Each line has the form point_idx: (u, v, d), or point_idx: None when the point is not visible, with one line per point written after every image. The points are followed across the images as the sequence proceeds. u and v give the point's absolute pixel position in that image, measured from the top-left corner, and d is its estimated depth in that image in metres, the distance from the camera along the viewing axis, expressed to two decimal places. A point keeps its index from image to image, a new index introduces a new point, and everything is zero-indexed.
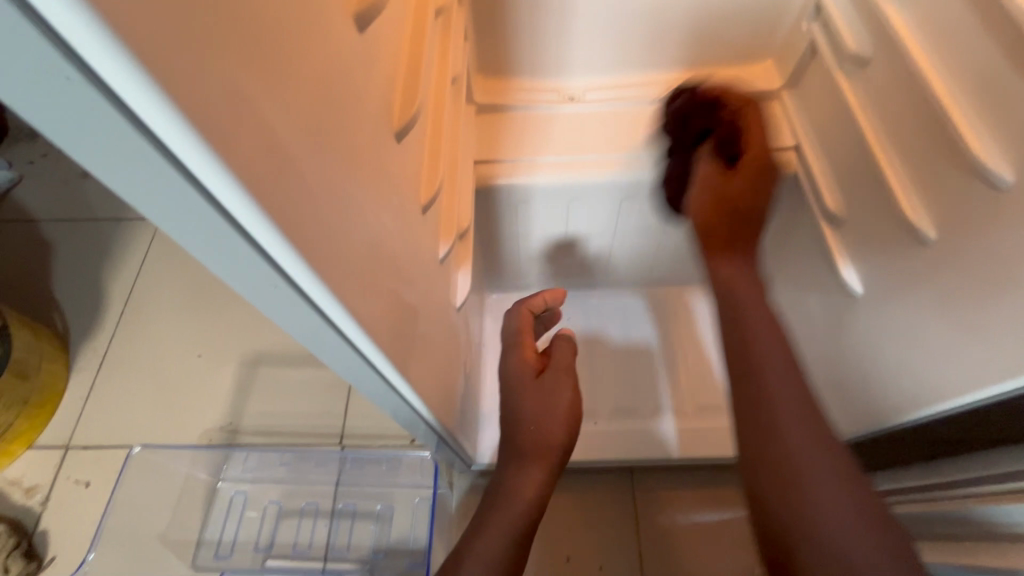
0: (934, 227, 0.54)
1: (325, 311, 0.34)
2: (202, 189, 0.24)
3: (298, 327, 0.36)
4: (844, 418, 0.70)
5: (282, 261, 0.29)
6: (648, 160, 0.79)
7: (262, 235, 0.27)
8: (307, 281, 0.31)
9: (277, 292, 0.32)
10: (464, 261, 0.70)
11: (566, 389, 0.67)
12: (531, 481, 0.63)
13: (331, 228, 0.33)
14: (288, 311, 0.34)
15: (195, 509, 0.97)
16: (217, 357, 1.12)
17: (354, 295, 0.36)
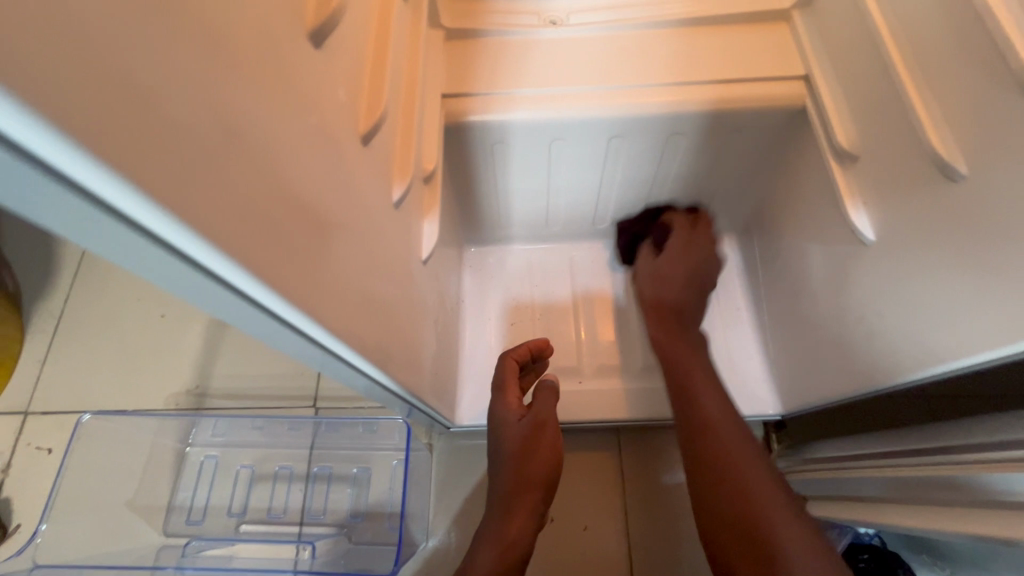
0: (966, 161, 0.47)
1: (219, 273, 0.26)
2: (43, 164, 0.17)
3: (200, 298, 0.27)
4: (847, 376, 0.65)
5: (130, 209, 0.20)
6: (639, 93, 0.70)
7: (88, 175, 0.18)
8: (224, 263, 0.25)
9: (150, 253, 0.23)
10: (432, 207, 0.63)
11: (546, 437, 0.67)
12: (517, 522, 0.65)
13: (221, 161, 0.24)
14: (174, 278, 0.25)
15: (164, 474, 0.93)
16: (181, 317, 1.06)
17: (265, 249, 0.28)
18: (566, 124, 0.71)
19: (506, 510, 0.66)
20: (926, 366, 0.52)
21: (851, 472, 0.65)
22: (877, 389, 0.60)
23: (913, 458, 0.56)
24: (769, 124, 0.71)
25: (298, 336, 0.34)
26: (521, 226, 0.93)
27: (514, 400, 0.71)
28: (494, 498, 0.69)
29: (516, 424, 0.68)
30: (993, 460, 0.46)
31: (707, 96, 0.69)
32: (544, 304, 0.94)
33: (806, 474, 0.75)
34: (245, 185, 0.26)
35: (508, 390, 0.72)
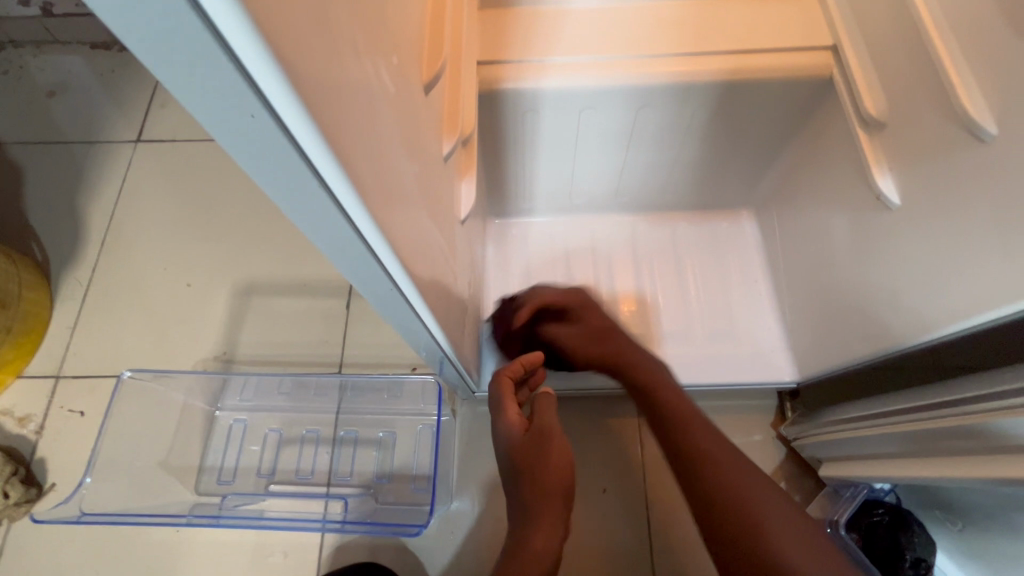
0: (995, 120, 0.49)
1: (325, 179, 0.29)
2: (224, 47, 0.21)
3: (291, 196, 0.30)
4: (866, 338, 0.68)
5: (269, 92, 0.23)
6: (669, 61, 0.71)
7: (246, 48, 0.21)
8: (330, 169, 0.28)
9: (265, 143, 0.26)
10: (469, 170, 0.64)
11: (555, 450, 0.68)
12: (541, 534, 0.68)
13: (328, 76, 0.26)
14: (281, 172, 0.28)
15: (195, 437, 0.95)
16: (208, 286, 1.08)
17: (358, 169, 0.30)
18: (597, 92, 0.73)
19: (529, 522, 0.69)
20: (951, 322, 0.54)
21: (859, 428, 0.68)
22: (894, 349, 0.63)
23: (915, 412, 0.59)
24: (795, 95, 0.73)
25: (368, 257, 0.37)
26: (544, 198, 0.95)
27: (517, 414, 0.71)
28: (515, 508, 0.72)
29: (521, 443, 0.69)
30: (992, 407, 0.49)
31: (737, 66, 0.70)
32: (565, 275, 0.96)
33: (816, 436, 0.78)
34: (345, 108, 0.28)
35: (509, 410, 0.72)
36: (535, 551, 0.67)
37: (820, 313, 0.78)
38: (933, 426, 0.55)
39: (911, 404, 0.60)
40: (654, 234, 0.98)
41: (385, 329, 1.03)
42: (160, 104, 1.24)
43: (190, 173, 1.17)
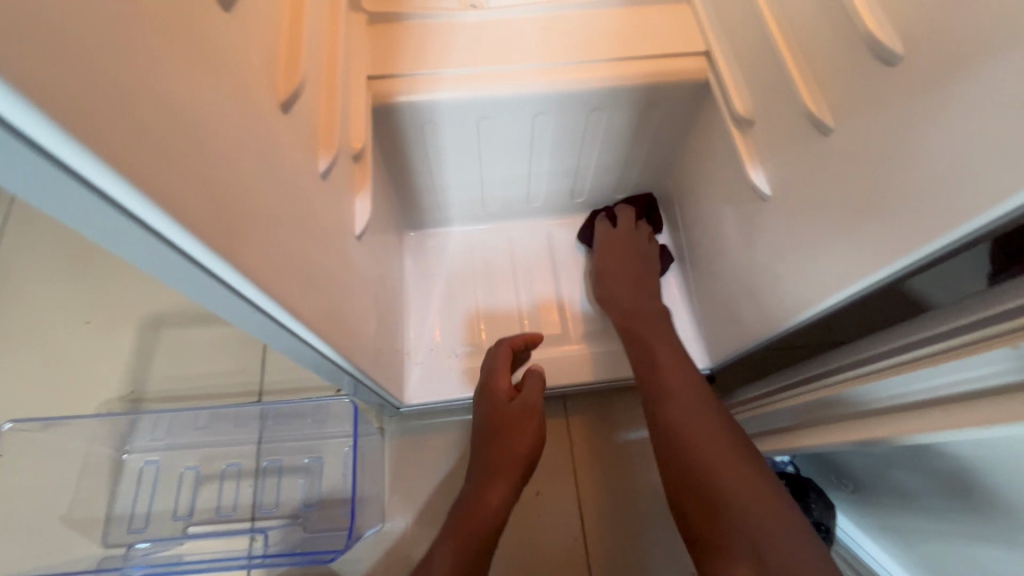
0: (832, 115, 0.54)
1: (160, 230, 0.28)
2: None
3: (119, 244, 0.28)
4: (757, 323, 0.72)
5: (63, 153, 0.22)
6: (558, 70, 0.74)
7: (0, 103, 0.19)
8: (162, 221, 0.27)
9: (65, 190, 0.24)
10: (363, 185, 0.64)
11: (530, 420, 0.76)
12: (499, 493, 0.72)
13: (139, 111, 0.26)
14: (109, 230, 0.27)
15: (100, 485, 0.88)
16: (109, 322, 1.01)
17: (188, 195, 0.29)
18: (492, 102, 0.74)
19: (490, 482, 0.73)
20: (819, 298, 0.58)
21: (794, 396, 0.66)
22: (822, 308, 0.59)
23: (847, 371, 0.57)
24: (679, 98, 0.77)
25: (238, 299, 0.36)
26: (458, 208, 0.95)
27: (505, 385, 0.79)
28: (475, 473, 0.75)
29: (511, 407, 0.77)
30: (924, 357, 0.46)
31: (621, 73, 0.74)
32: (486, 282, 0.97)
33: (759, 409, 0.74)
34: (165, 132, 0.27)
35: (503, 373, 0.79)
36: (487, 506, 0.71)
37: (721, 301, 0.83)
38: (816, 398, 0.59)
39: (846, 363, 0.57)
40: (570, 235, 1.00)
41: None
42: None
43: None
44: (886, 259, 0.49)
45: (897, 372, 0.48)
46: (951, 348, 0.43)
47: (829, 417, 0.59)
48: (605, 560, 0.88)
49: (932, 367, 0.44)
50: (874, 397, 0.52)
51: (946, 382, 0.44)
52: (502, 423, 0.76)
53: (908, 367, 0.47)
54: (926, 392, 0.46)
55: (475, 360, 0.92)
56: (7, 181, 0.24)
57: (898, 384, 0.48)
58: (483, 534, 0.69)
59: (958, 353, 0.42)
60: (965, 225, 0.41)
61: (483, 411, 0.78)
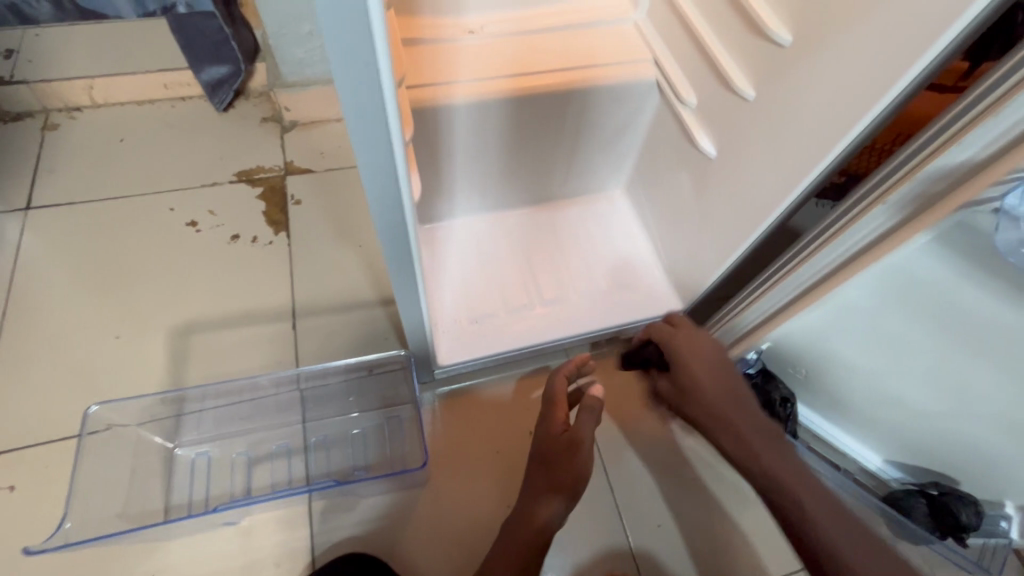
0: (752, 86, 0.76)
1: (393, 126, 0.46)
2: (371, 36, 0.38)
3: (359, 131, 0.46)
4: (718, 255, 0.94)
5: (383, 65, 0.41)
6: (545, 76, 0.95)
7: (378, 32, 0.38)
8: (395, 120, 0.46)
9: (364, 90, 0.42)
10: (413, 163, 0.78)
11: (566, 452, 0.84)
12: (545, 511, 0.84)
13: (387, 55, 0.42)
14: (366, 122, 0.45)
15: (154, 480, 0.94)
16: (138, 335, 1.08)
17: (399, 118, 0.46)
18: (492, 104, 0.94)
19: (540, 501, 0.85)
20: (764, 217, 0.80)
21: (761, 295, 0.81)
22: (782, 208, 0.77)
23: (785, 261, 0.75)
24: (635, 95, 1.00)
25: (396, 195, 0.54)
26: (461, 200, 1.12)
27: (557, 415, 0.89)
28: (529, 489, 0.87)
29: (557, 434, 0.86)
30: (835, 229, 0.65)
31: (554, 80, 0.95)
32: (490, 260, 1.13)
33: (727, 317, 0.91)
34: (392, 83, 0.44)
35: (552, 404, 0.90)
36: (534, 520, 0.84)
37: (685, 251, 1.04)
38: (768, 295, 0.80)
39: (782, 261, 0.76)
40: (555, 218, 1.20)
41: (335, 340, 1.10)
42: (50, 170, 1.25)
43: (101, 232, 1.18)
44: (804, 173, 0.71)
45: (814, 251, 0.69)
46: (854, 214, 0.62)
47: (784, 304, 0.79)
48: (623, 483, 1.03)
49: (838, 237, 0.64)
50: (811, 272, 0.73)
51: (848, 246, 0.65)
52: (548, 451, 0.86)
53: (831, 233, 0.65)
54: (837, 258, 0.67)
55: (493, 325, 1.07)
56: (332, 78, 0.41)
57: (817, 263, 0.70)
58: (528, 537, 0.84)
59: (857, 216, 0.61)
60: (865, 117, 0.62)
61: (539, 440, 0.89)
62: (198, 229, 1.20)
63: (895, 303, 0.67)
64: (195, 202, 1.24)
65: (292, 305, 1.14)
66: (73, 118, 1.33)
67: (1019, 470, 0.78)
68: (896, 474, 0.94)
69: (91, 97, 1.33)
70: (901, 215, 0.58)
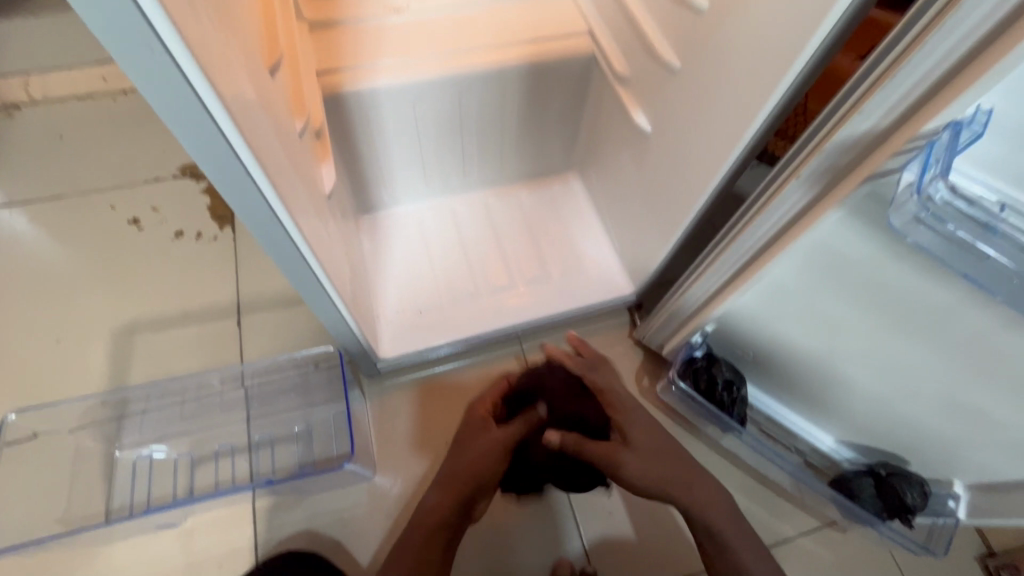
0: (677, 56, 0.71)
1: (232, 141, 0.42)
2: (164, 46, 0.34)
3: (191, 142, 0.41)
4: (660, 236, 0.90)
5: (192, 76, 0.36)
6: (475, 54, 0.90)
7: (173, 41, 0.34)
8: (234, 134, 0.42)
9: (179, 99, 0.37)
10: (326, 153, 0.76)
11: (483, 454, 0.83)
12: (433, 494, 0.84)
13: (208, 42, 0.38)
14: (195, 134, 0.41)
15: (95, 483, 0.93)
16: (79, 337, 1.06)
17: (242, 108, 0.43)
18: (420, 86, 0.90)
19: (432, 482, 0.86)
20: (698, 194, 0.77)
21: (700, 276, 0.79)
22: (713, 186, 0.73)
23: (717, 242, 0.72)
24: (574, 70, 0.95)
25: (268, 209, 0.50)
26: (404, 187, 1.09)
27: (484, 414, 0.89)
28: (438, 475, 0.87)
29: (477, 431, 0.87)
30: (759, 204, 0.62)
31: (485, 58, 0.90)
32: (437, 248, 1.10)
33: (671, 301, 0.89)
34: (224, 69, 0.40)
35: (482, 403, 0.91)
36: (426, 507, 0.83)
37: (632, 232, 1.01)
38: (705, 275, 0.77)
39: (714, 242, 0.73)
40: (504, 202, 1.16)
41: (281, 336, 1.08)
42: None
43: (41, 233, 1.15)
44: (730, 145, 0.68)
45: (739, 231, 0.66)
46: (775, 188, 0.59)
47: (719, 286, 0.76)
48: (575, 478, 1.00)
49: (761, 214, 0.61)
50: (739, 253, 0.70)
51: (770, 224, 0.62)
52: (465, 440, 0.87)
53: (755, 213, 0.63)
54: (761, 237, 0.64)
55: (438, 314, 1.04)
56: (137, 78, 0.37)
57: (744, 242, 0.66)
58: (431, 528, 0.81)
59: (776, 191, 0.58)
60: (783, 83, 0.58)
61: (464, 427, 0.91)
62: (140, 227, 1.17)
63: (820, 282, 0.63)
64: (137, 199, 1.20)
65: (237, 301, 1.11)
66: (11, 116, 1.28)
67: (967, 450, 0.74)
68: (848, 454, 0.92)
69: (29, 94, 1.28)
70: (815, 190, 0.55)
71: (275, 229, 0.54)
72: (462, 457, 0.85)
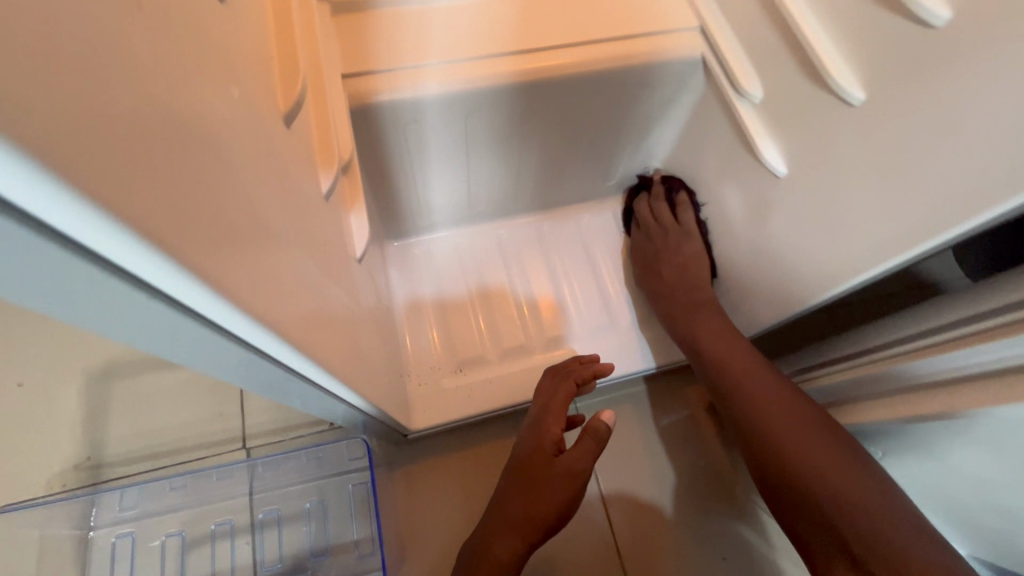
0: (864, 85, 0.50)
1: (217, 319, 0.24)
2: (41, 224, 0.16)
3: (124, 329, 0.22)
4: (773, 303, 0.70)
5: (113, 253, 0.18)
6: (547, 54, 0.68)
7: (56, 199, 0.16)
8: (219, 308, 0.23)
9: (98, 280, 0.19)
10: (356, 197, 0.55)
11: (560, 494, 0.67)
12: (502, 542, 0.67)
13: (148, 150, 0.19)
14: (142, 324, 0.23)
15: (64, 570, 0.77)
16: (46, 380, 0.87)
17: (220, 241, 0.23)
18: (474, 96, 0.68)
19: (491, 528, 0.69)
20: (833, 282, 0.58)
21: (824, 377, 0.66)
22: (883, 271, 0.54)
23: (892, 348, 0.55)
24: (673, 77, 0.73)
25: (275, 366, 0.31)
26: (441, 211, 0.88)
27: (554, 435, 0.71)
28: (494, 513, 0.71)
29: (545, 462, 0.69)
30: (940, 341, 0.49)
31: (560, 61, 0.68)
32: (479, 286, 0.91)
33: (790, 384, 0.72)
34: (177, 183, 0.21)
35: (551, 419, 0.72)
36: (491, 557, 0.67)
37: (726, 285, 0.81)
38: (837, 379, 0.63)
39: (883, 341, 0.56)
40: (560, 229, 0.95)
41: None
42: None
43: None
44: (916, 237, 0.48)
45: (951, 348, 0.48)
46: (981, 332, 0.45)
47: (877, 393, 0.58)
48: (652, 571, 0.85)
49: (953, 351, 0.48)
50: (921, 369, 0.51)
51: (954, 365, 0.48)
52: (533, 479, 0.68)
53: (990, 334, 0.44)
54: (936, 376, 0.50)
55: (481, 372, 0.86)
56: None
57: (914, 368, 0.52)
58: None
59: (980, 336, 0.45)
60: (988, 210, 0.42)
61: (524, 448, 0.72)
62: None
63: None
64: None
65: None
66: None
67: None
68: None
69: None
70: None
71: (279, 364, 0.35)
72: (525, 497, 0.68)
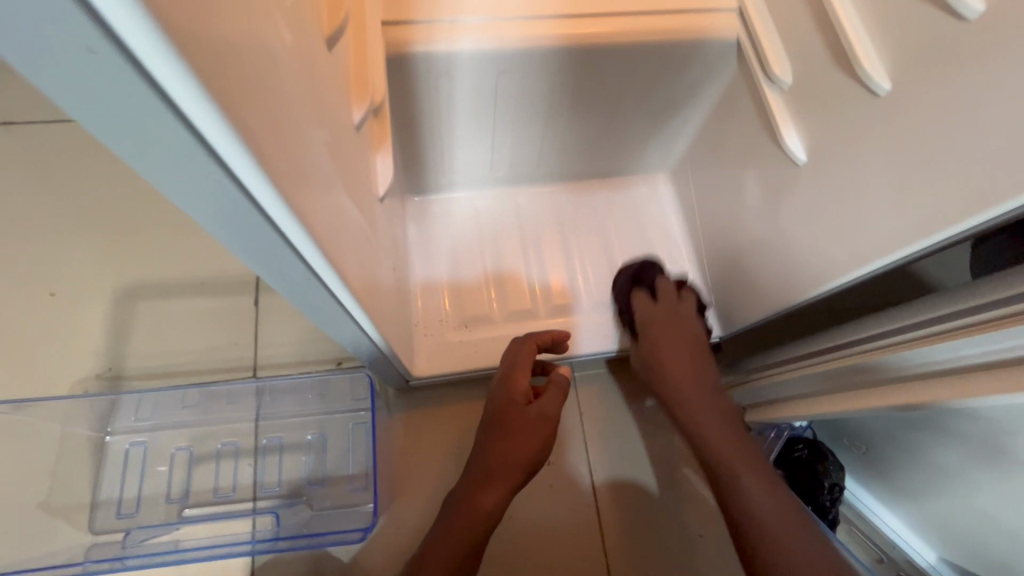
0: (889, 74, 0.51)
1: (274, 217, 0.29)
2: (171, 105, 0.21)
3: (192, 198, 0.27)
4: (777, 290, 0.72)
5: (213, 140, 0.23)
6: (586, 20, 0.69)
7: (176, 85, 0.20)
8: (271, 203, 0.28)
9: (174, 147, 0.23)
10: (384, 139, 0.58)
11: (535, 438, 0.69)
12: (490, 494, 0.67)
13: (214, 43, 0.22)
14: (217, 206, 0.28)
15: (81, 468, 0.82)
16: (77, 293, 0.92)
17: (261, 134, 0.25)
18: (509, 56, 0.70)
19: (475, 481, 0.68)
20: (835, 273, 0.61)
21: (794, 370, 0.71)
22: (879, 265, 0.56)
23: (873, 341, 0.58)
24: (706, 57, 0.74)
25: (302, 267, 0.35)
26: (464, 170, 0.90)
27: (524, 386, 0.72)
28: (471, 469, 0.70)
29: (521, 412, 0.70)
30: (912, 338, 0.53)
31: (598, 28, 0.69)
32: (492, 248, 0.93)
33: (776, 371, 0.76)
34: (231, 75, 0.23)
35: (518, 376, 0.73)
36: (477, 507, 0.67)
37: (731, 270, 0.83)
38: (812, 371, 0.67)
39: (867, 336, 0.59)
40: (577, 201, 0.97)
41: (300, 325, 0.93)
42: None
43: (39, 162, 0.99)
44: (910, 237, 0.51)
45: (925, 343, 0.51)
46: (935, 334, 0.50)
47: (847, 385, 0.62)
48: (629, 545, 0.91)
49: (918, 348, 0.52)
50: (903, 361, 0.54)
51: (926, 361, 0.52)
52: (508, 428, 0.69)
53: (962, 332, 0.47)
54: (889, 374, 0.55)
55: (485, 330, 0.88)
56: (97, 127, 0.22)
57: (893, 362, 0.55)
58: (473, 534, 0.67)
59: (940, 337, 0.50)
60: (964, 222, 0.46)
61: (496, 403, 0.73)
62: None
63: None
64: None
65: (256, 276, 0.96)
66: None
67: None
68: None
69: None
70: None
71: (302, 271, 0.37)
72: (504, 447, 0.69)
